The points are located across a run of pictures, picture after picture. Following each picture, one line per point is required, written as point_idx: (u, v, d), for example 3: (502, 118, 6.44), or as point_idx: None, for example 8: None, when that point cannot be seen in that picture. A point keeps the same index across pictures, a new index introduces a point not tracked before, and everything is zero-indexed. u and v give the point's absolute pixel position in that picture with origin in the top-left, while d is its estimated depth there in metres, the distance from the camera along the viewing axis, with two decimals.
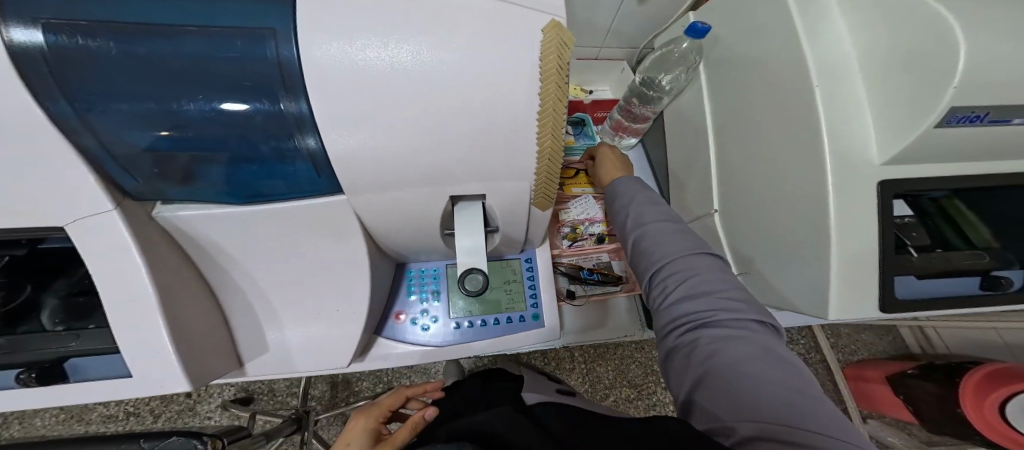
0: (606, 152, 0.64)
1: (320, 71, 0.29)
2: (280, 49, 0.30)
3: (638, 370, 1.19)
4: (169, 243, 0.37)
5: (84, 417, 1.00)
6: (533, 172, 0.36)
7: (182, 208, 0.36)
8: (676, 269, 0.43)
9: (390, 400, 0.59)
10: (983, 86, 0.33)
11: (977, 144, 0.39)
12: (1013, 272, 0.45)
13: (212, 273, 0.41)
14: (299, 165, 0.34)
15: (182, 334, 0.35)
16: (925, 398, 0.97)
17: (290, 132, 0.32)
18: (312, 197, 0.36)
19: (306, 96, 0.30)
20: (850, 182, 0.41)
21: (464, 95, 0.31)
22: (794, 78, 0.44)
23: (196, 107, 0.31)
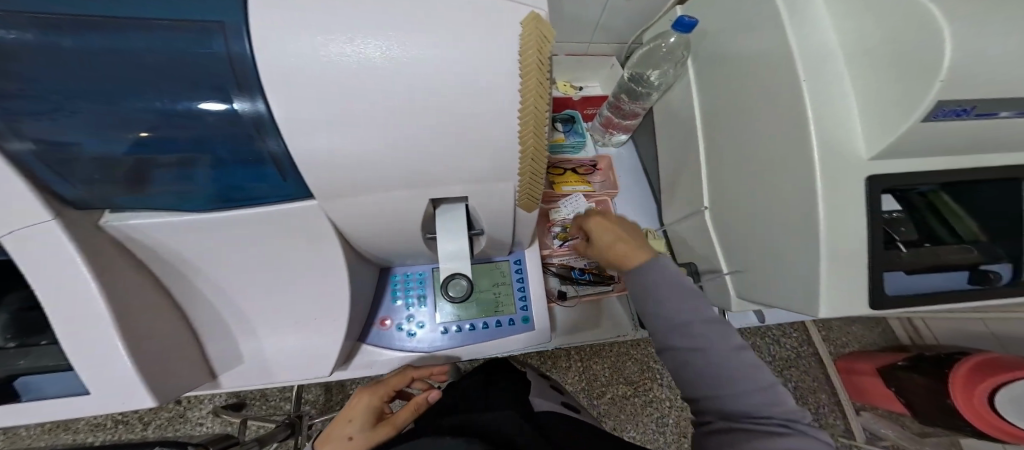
0: (605, 226, 0.51)
1: (276, 68, 0.27)
2: (231, 44, 0.28)
3: (635, 367, 1.18)
4: (121, 253, 0.35)
5: (69, 426, 0.96)
6: (515, 171, 0.35)
7: (135, 215, 0.34)
8: (728, 386, 0.39)
9: (394, 380, 0.54)
10: (971, 79, 0.33)
11: (965, 137, 0.38)
12: (1000, 266, 0.44)
13: (175, 285, 0.39)
14: (262, 168, 0.32)
15: (140, 346, 0.34)
16: (915, 389, 0.98)
17: (248, 132, 0.30)
18: (280, 203, 0.35)
19: (261, 94, 0.28)
20: (835, 178, 0.40)
21: (433, 92, 0.29)
22: (782, 73, 0.43)
23: (146, 109, 0.30)
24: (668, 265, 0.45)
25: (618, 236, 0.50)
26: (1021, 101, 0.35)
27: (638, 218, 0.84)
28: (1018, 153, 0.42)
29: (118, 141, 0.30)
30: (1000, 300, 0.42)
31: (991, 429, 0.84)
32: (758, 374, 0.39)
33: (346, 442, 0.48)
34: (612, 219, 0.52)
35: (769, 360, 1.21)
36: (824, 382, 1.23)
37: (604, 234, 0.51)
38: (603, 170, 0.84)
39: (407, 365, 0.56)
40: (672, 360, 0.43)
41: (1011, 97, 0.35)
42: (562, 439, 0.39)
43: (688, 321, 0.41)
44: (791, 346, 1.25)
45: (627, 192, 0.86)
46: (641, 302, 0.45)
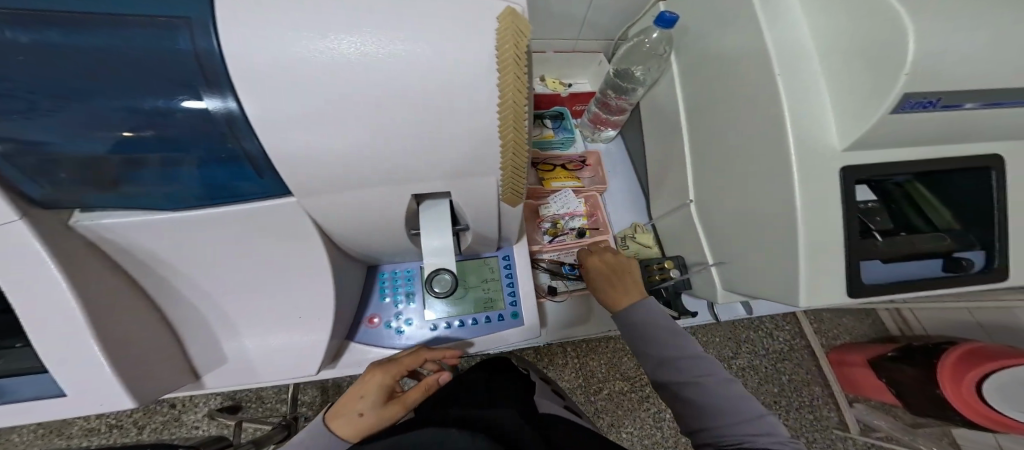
0: (601, 266, 0.61)
1: (244, 66, 0.27)
2: (197, 41, 0.28)
3: (631, 363, 1.19)
4: (94, 253, 0.35)
5: (62, 431, 0.93)
6: (496, 166, 0.36)
7: (106, 215, 0.34)
8: (722, 417, 0.47)
9: (408, 359, 0.49)
10: (936, 72, 0.33)
11: (934, 128, 0.39)
12: (974, 253, 0.45)
13: (153, 285, 0.39)
14: (238, 165, 0.32)
15: (117, 346, 0.34)
16: (906, 381, 0.99)
17: (221, 131, 0.31)
18: (257, 201, 0.35)
19: (232, 91, 0.28)
20: (809, 171, 0.41)
21: (403, 88, 0.29)
22: (758, 69, 0.44)
23: (117, 107, 0.30)
24: (653, 307, 0.55)
25: (613, 274, 0.60)
26: (987, 92, 0.36)
27: (628, 213, 0.85)
28: (989, 144, 0.43)
29: (101, 140, 0.31)
30: (974, 287, 0.43)
31: (977, 417, 0.86)
32: (743, 402, 0.47)
33: (355, 419, 0.44)
34: (615, 256, 0.62)
35: (763, 353, 1.20)
36: (817, 374, 1.22)
37: (604, 270, 0.60)
38: (592, 165, 0.86)
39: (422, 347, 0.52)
40: (670, 393, 0.52)
41: (978, 89, 0.36)
42: (563, 439, 0.36)
43: (675, 359, 0.51)
44: (784, 339, 1.23)
45: (617, 187, 0.87)
46: (637, 339, 0.54)
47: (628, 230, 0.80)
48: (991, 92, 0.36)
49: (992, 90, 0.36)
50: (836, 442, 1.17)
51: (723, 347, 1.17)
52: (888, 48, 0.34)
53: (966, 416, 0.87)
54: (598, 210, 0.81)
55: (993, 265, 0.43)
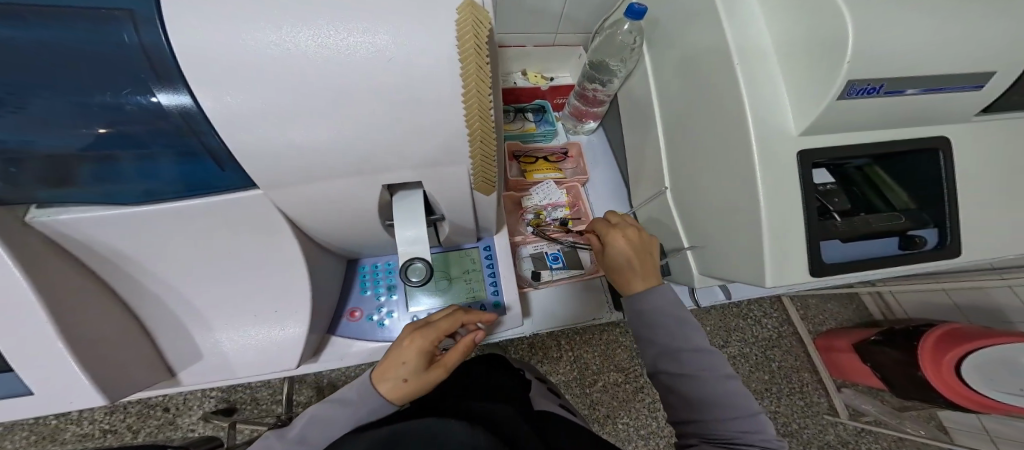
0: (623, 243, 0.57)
1: (201, 57, 0.27)
2: (142, 33, 0.28)
3: (626, 354, 1.20)
4: (53, 251, 0.35)
5: (57, 437, 0.89)
6: (466, 155, 0.37)
7: (64, 210, 0.34)
8: (717, 412, 0.47)
9: (445, 324, 0.45)
10: (870, 60, 0.37)
11: (879, 112, 0.43)
12: (927, 231, 0.48)
13: (123, 284, 0.40)
14: (199, 160, 0.34)
15: (83, 344, 0.34)
16: (890, 363, 0.95)
17: (178, 126, 0.32)
18: (225, 194, 0.36)
19: (183, 84, 0.29)
20: (768, 154, 0.43)
21: (356, 79, 0.30)
22: (721, 62, 0.47)
23: (73, 105, 0.31)
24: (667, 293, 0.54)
25: (638, 255, 0.56)
26: (920, 79, 0.40)
27: (611, 204, 0.87)
28: (932, 127, 0.47)
29: (75, 137, 0.32)
30: (927, 261, 0.45)
31: (957, 398, 0.84)
32: (737, 395, 0.48)
33: (399, 385, 0.41)
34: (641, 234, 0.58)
35: (752, 341, 1.17)
36: (805, 360, 1.19)
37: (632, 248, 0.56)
38: (574, 156, 0.89)
39: (458, 309, 0.48)
40: (668, 384, 0.51)
41: (911, 76, 0.40)
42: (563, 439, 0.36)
43: (680, 349, 0.50)
44: (772, 326, 1.21)
45: (599, 178, 0.89)
46: (644, 327, 0.54)
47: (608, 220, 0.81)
48: (923, 79, 0.40)
49: (923, 76, 0.40)
50: (826, 427, 1.14)
51: (714, 336, 1.15)
52: (834, 42, 0.38)
53: (946, 397, 0.86)
54: (579, 201, 0.84)
55: (945, 242, 0.46)
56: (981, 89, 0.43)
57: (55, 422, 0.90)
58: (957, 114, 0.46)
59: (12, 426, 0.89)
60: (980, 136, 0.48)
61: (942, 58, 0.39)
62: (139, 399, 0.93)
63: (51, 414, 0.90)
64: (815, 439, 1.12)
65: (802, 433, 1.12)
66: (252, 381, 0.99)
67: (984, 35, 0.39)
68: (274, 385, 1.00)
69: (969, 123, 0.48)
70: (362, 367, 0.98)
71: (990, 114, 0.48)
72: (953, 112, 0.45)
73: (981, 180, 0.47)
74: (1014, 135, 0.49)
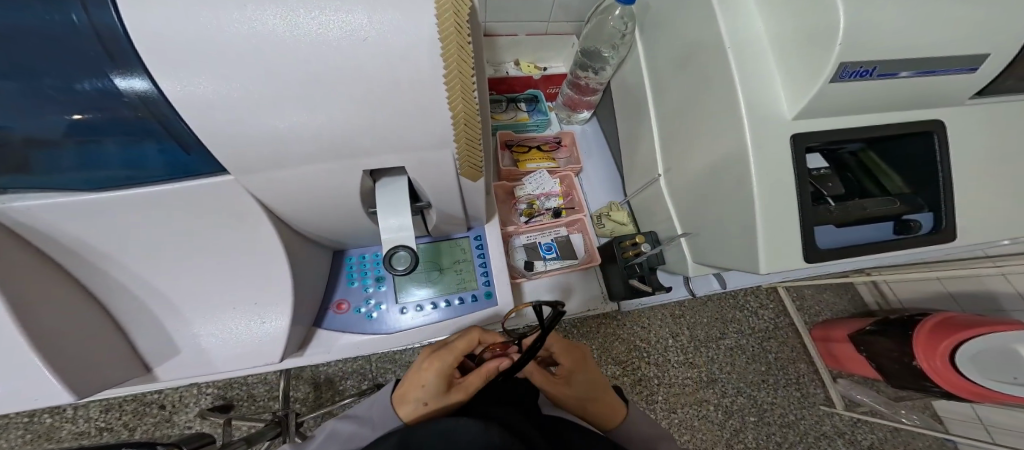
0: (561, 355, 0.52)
1: (157, 35, 0.26)
2: (92, 14, 0.27)
3: (623, 346, 1.07)
4: (13, 240, 0.34)
5: (51, 436, 0.87)
6: (451, 139, 0.36)
7: (19, 198, 0.32)
8: None
9: (462, 345, 0.46)
10: (864, 42, 0.36)
11: (873, 96, 0.42)
12: (922, 215, 0.48)
13: (91, 277, 0.38)
14: (162, 145, 0.33)
15: (48, 340, 0.33)
16: (884, 352, 0.95)
17: (135, 110, 0.30)
18: (195, 179, 0.35)
19: (139, 66, 0.28)
20: (762, 138, 0.42)
21: (327, 57, 0.28)
22: (714, 50, 0.46)
23: (33, 89, 0.30)
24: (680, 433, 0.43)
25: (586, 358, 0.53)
26: (914, 61, 0.39)
27: (604, 194, 0.86)
28: (927, 110, 0.46)
29: (30, 122, 0.31)
30: (924, 245, 0.45)
31: (960, 391, 0.82)
32: None
33: (420, 408, 0.43)
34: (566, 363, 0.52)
35: (747, 332, 1.17)
36: (801, 352, 1.18)
37: (567, 359, 0.51)
38: (567, 146, 0.88)
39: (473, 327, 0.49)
40: None
41: (905, 58, 0.39)
42: (568, 437, 0.36)
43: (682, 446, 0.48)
44: (768, 317, 1.20)
45: (592, 169, 0.89)
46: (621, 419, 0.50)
47: (603, 209, 0.81)
48: (918, 61, 0.39)
49: (917, 58, 0.39)
50: (823, 418, 1.13)
51: (710, 327, 1.15)
52: (827, 25, 0.36)
53: (949, 390, 0.84)
54: (573, 190, 0.82)
55: (941, 226, 0.45)
56: (976, 72, 0.42)
57: (50, 421, 0.88)
58: (952, 98, 0.45)
59: (6, 425, 0.87)
60: (976, 119, 0.47)
61: (940, 37, 0.38)
62: (134, 397, 0.92)
63: (45, 413, 0.89)
64: (811, 431, 1.12)
65: (798, 424, 1.11)
66: (249, 378, 0.98)
67: (979, 15, 0.38)
68: (271, 381, 0.99)
69: (964, 106, 0.47)
70: (359, 361, 0.97)
71: (985, 98, 0.47)
72: (948, 95, 0.44)
73: (977, 164, 0.46)
74: (1009, 118, 0.48)
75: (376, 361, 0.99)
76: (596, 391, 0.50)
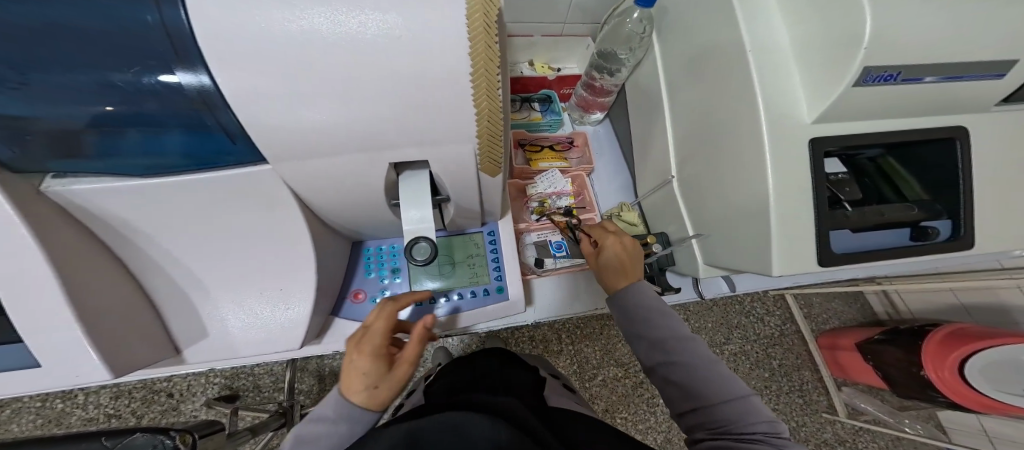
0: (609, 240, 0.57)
1: (212, 34, 0.27)
2: (165, 15, 0.28)
3: (627, 348, 1.07)
4: (66, 219, 0.35)
5: (62, 421, 0.89)
6: (473, 135, 0.36)
7: (80, 181, 0.34)
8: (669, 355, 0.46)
9: (384, 322, 0.37)
10: (889, 47, 0.37)
11: (895, 101, 0.42)
12: (941, 222, 0.48)
13: (135, 259, 0.40)
14: (211, 134, 0.33)
15: (93, 318, 0.34)
16: (896, 364, 0.92)
17: (193, 103, 0.31)
18: (238, 167, 0.36)
19: (203, 64, 0.29)
20: (781, 141, 0.43)
21: (373, 54, 0.29)
22: (733, 54, 0.46)
23: (97, 80, 0.31)
24: (647, 293, 0.51)
25: (627, 263, 0.53)
26: (939, 66, 0.39)
27: (615, 195, 0.87)
28: (949, 116, 0.46)
29: (81, 112, 0.32)
30: (938, 251, 0.45)
31: (968, 402, 0.81)
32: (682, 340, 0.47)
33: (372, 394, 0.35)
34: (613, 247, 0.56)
35: (753, 338, 1.16)
36: (806, 358, 1.18)
37: (609, 242, 0.56)
38: (579, 146, 0.89)
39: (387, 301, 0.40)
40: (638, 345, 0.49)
41: (929, 63, 0.39)
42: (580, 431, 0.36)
43: (667, 340, 0.47)
44: (774, 324, 1.19)
45: (603, 169, 0.89)
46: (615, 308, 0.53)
47: (614, 209, 0.82)
48: (943, 66, 0.39)
49: (942, 64, 0.39)
50: (824, 425, 1.14)
51: (714, 332, 1.14)
52: (852, 30, 0.36)
53: (956, 401, 0.83)
54: (584, 190, 0.83)
55: (959, 234, 0.45)
56: (1001, 79, 0.42)
57: (60, 406, 0.90)
58: (973, 105, 0.45)
59: (19, 409, 0.89)
60: (998, 126, 0.47)
61: (966, 43, 0.38)
62: (144, 384, 0.93)
63: (56, 399, 0.90)
64: (811, 438, 1.12)
65: (799, 431, 1.11)
66: (255, 368, 0.99)
67: (1008, 24, 0.38)
68: (277, 372, 1.00)
69: (987, 114, 0.46)
70: None
71: (1005, 106, 0.47)
72: (971, 102, 0.44)
73: (995, 171, 0.46)
74: None
75: None
76: (620, 273, 0.53)
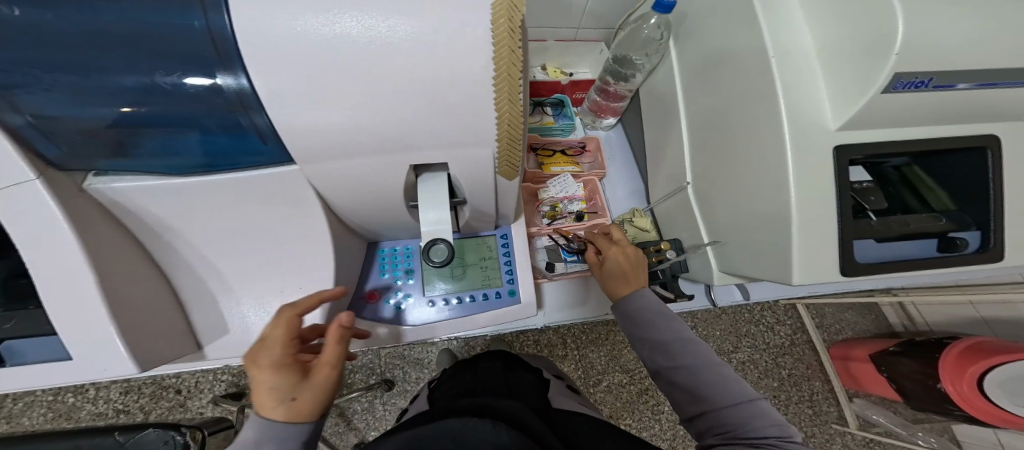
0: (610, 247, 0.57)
1: (252, 38, 0.28)
2: (209, 19, 0.29)
3: (633, 354, 1.05)
4: (104, 215, 0.36)
5: (71, 416, 0.90)
6: (492, 139, 0.36)
7: (118, 179, 0.35)
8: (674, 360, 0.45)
9: (282, 329, 0.31)
10: (922, 54, 0.36)
11: (925, 108, 0.41)
12: (969, 233, 0.46)
13: (164, 256, 0.40)
14: (245, 134, 0.33)
15: (126, 313, 0.35)
16: (912, 377, 0.90)
17: (230, 104, 0.31)
18: (268, 168, 0.36)
19: (243, 68, 0.29)
20: (807, 148, 0.42)
21: (410, 57, 0.29)
22: (756, 60, 0.45)
23: (146, 83, 0.31)
24: (650, 297, 0.51)
25: (630, 271, 0.53)
26: (972, 73, 0.38)
27: (627, 200, 0.87)
28: (978, 125, 0.45)
29: (102, 112, 0.31)
30: (964, 261, 0.44)
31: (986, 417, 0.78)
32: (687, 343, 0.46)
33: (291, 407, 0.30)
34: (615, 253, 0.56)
35: (763, 347, 1.14)
36: (817, 369, 1.15)
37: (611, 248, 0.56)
38: (592, 151, 0.89)
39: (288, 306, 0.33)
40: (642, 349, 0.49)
41: (962, 70, 0.38)
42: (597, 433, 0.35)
43: (668, 342, 0.46)
44: (785, 333, 1.17)
45: (615, 174, 0.89)
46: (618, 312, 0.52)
47: (626, 214, 0.81)
48: (977, 73, 0.38)
49: (975, 71, 0.38)
50: (834, 436, 1.12)
51: (723, 341, 1.12)
52: (881, 37, 0.36)
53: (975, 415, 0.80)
54: (596, 195, 0.83)
55: (989, 246, 0.44)
56: None
57: (71, 400, 0.91)
58: (1004, 114, 0.44)
59: (32, 402, 0.91)
60: None
61: (1000, 50, 0.37)
62: (153, 380, 0.94)
63: (68, 393, 0.92)
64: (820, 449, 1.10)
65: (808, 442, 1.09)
66: None
67: None
68: None
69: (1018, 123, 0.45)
70: (368, 355, 0.98)
71: None
72: (1004, 110, 0.43)
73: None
74: None
75: (385, 356, 0.99)
76: (626, 278, 0.53)
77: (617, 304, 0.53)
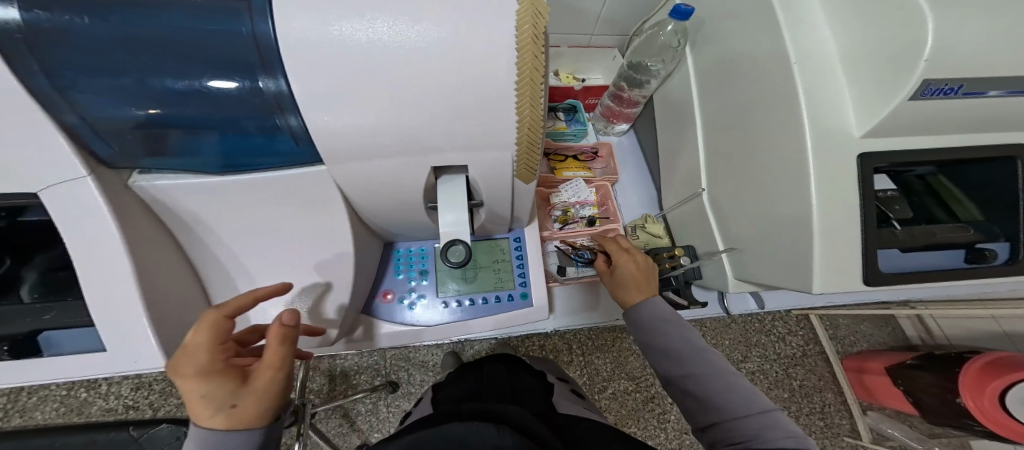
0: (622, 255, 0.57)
1: (291, 43, 0.28)
2: (256, 25, 0.30)
3: (640, 361, 1.04)
4: (145, 211, 0.36)
5: (83, 411, 0.91)
6: (513, 142, 0.36)
7: (159, 177, 0.36)
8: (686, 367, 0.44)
9: (207, 334, 0.29)
10: (953, 61, 0.35)
11: (953, 115, 0.41)
12: (998, 244, 0.46)
13: (196, 252, 0.41)
14: (278, 136, 0.34)
15: (160, 307, 0.36)
16: (930, 391, 0.88)
17: (269, 107, 0.32)
18: (300, 167, 0.36)
19: (283, 73, 0.30)
20: (832, 155, 0.41)
21: (447, 62, 0.30)
22: (779, 66, 0.45)
23: (194, 86, 0.32)
24: (660, 304, 0.50)
25: (642, 279, 0.53)
26: (1004, 81, 0.38)
27: (639, 205, 0.86)
28: (1007, 133, 0.44)
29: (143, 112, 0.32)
30: (991, 272, 0.43)
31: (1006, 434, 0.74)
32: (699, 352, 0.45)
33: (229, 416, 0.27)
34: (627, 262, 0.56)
35: (774, 358, 1.11)
36: (829, 381, 1.12)
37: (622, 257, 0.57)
38: (603, 157, 0.89)
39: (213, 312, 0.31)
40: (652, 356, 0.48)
41: (993, 78, 0.37)
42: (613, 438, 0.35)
43: (681, 350, 0.45)
44: (797, 344, 1.14)
45: (627, 179, 0.89)
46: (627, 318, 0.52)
47: (638, 220, 0.81)
48: (1009, 81, 0.38)
49: (1007, 79, 0.37)
50: None
51: (732, 350, 1.10)
52: (911, 44, 0.35)
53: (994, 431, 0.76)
54: (608, 200, 0.82)
55: (1018, 258, 0.44)
56: None
57: (83, 395, 0.93)
58: None
59: (46, 396, 0.92)
60: None
61: None
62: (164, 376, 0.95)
63: (81, 388, 0.93)
64: None
65: None
66: None
67: None
68: None
69: None
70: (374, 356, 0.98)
71: None
72: None
73: None
74: None
75: (391, 358, 0.99)
76: (638, 287, 0.53)
77: (628, 312, 0.52)
